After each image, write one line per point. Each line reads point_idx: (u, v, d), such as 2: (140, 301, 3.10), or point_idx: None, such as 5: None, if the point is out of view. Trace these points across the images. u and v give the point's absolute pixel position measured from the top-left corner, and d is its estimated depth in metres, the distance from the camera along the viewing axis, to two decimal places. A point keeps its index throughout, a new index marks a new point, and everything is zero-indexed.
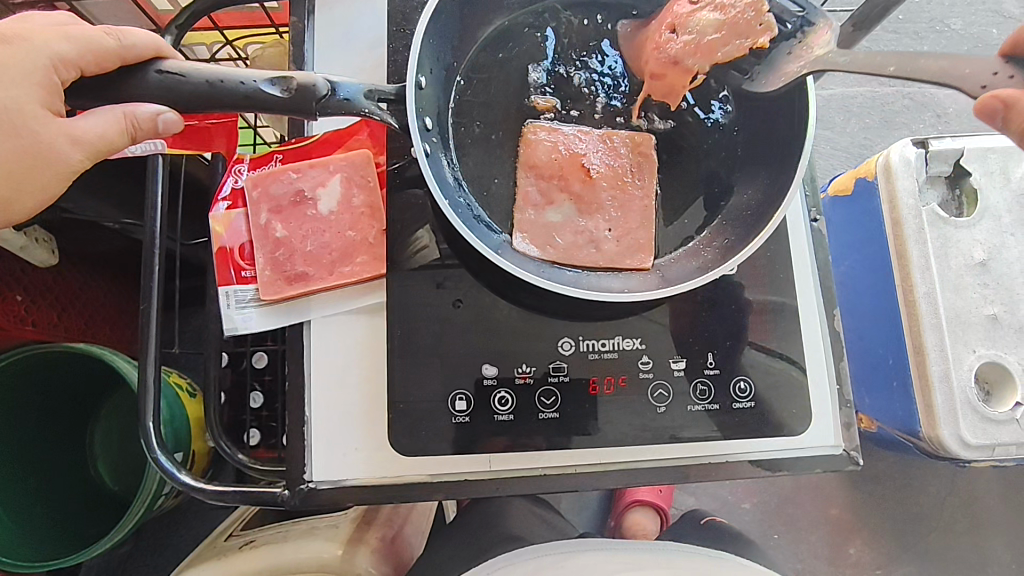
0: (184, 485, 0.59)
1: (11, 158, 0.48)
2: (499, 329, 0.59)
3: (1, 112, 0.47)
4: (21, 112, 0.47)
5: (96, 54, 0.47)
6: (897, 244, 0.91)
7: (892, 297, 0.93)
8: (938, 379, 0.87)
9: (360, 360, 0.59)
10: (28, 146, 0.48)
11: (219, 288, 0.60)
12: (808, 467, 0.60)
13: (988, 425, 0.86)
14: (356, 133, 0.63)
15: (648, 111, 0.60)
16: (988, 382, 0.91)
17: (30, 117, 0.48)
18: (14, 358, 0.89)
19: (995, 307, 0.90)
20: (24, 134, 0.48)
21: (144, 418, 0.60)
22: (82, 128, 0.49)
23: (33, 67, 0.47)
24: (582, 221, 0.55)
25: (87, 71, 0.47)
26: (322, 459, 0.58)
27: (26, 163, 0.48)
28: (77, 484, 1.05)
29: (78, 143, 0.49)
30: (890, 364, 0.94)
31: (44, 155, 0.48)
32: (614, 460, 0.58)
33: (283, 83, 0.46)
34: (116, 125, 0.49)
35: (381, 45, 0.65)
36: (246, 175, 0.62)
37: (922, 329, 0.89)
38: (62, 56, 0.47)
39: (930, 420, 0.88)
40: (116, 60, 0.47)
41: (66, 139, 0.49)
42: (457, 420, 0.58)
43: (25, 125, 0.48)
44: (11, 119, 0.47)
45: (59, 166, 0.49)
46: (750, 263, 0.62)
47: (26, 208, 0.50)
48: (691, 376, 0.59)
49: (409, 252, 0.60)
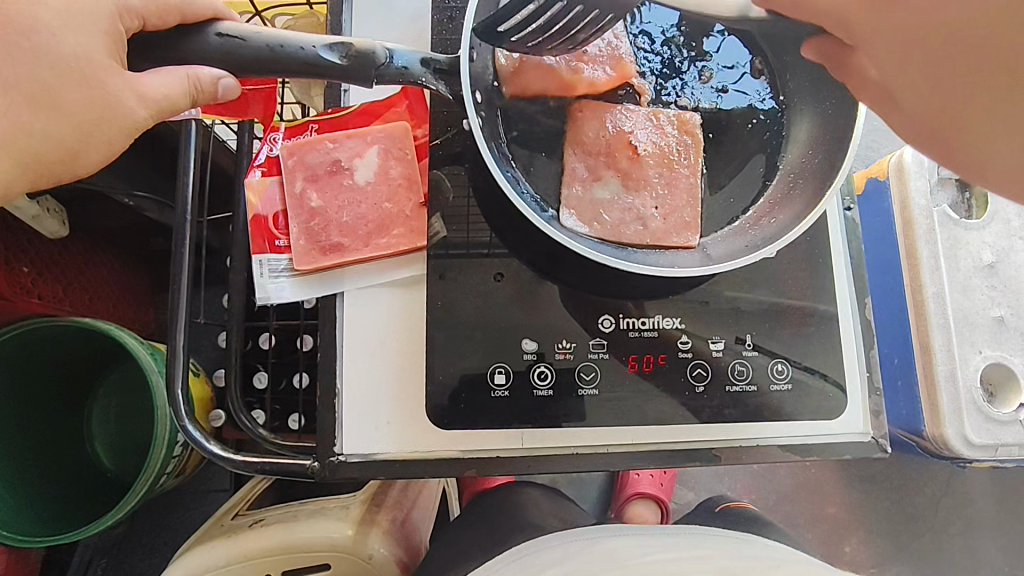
0: (213, 456, 0.58)
1: (79, 108, 0.48)
2: (539, 304, 0.59)
3: (73, 61, 0.47)
4: (88, 61, 0.47)
5: (160, 8, 0.46)
6: (909, 242, 0.91)
7: (901, 295, 0.93)
8: (944, 378, 0.88)
9: (395, 333, 0.59)
10: (94, 99, 0.48)
11: (253, 257, 0.59)
12: (836, 453, 0.60)
13: (992, 425, 0.87)
14: (395, 105, 0.62)
15: (693, 89, 0.60)
16: (992, 383, 0.91)
17: (99, 67, 0.47)
18: (14, 334, 0.87)
19: (1002, 309, 0.90)
20: (91, 85, 0.47)
21: (173, 388, 0.59)
22: (146, 85, 0.48)
23: (100, 12, 0.46)
24: (629, 199, 0.56)
25: (150, 24, 0.46)
26: (355, 431, 0.57)
27: (91, 116, 0.48)
28: (73, 462, 1.03)
29: (143, 99, 0.48)
30: (895, 363, 0.95)
31: (109, 109, 0.48)
32: (648, 440, 0.58)
33: (343, 48, 0.45)
34: (181, 87, 0.48)
35: (420, 19, 0.64)
36: (281, 143, 0.61)
37: (930, 328, 0.89)
38: (128, 5, 0.46)
39: (934, 419, 0.88)
40: (175, 13, 0.46)
41: (130, 94, 0.48)
42: (497, 394, 0.57)
43: (92, 76, 0.47)
44: (81, 68, 0.47)
45: (122, 120, 0.49)
46: (786, 249, 0.62)
47: (92, 161, 0.50)
48: (730, 356, 0.59)
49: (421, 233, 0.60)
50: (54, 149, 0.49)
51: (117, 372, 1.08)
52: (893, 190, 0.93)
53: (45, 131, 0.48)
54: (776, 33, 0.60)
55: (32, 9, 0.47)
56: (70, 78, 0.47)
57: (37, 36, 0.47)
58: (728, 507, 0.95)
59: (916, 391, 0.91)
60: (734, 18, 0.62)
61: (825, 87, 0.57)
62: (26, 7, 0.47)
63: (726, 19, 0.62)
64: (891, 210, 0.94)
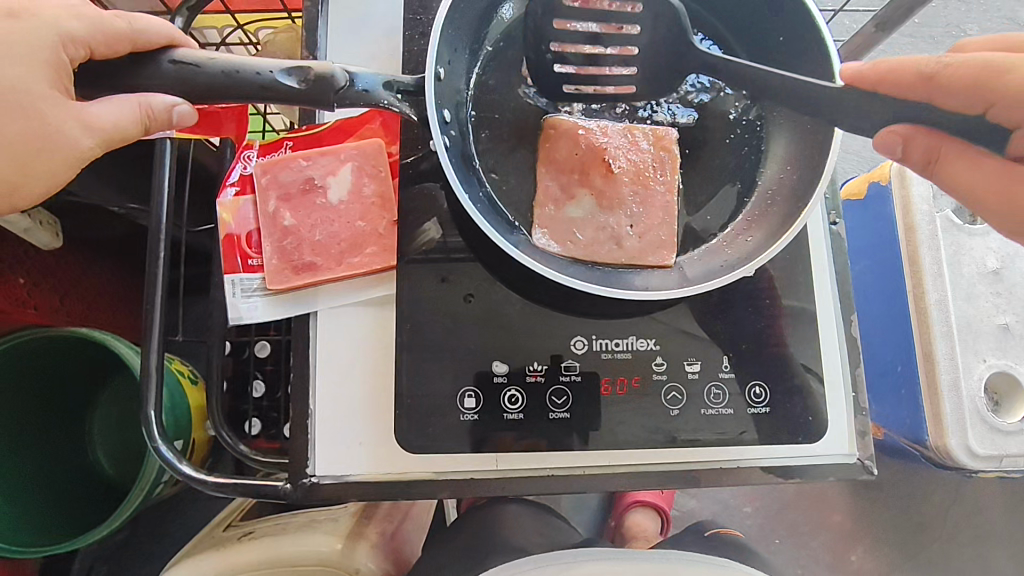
0: (185, 477, 0.58)
1: (18, 140, 0.48)
2: (511, 325, 0.58)
3: (11, 92, 0.47)
4: (29, 92, 0.47)
5: (107, 33, 0.46)
6: (909, 249, 0.89)
7: (903, 304, 0.90)
8: (946, 387, 0.86)
9: (369, 353, 0.58)
10: (36, 130, 0.48)
11: (224, 276, 0.59)
12: (819, 476, 0.59)
13: (996, 435, 0.84)
14: (368, 122, 0.61)
15: (669, 102, 0.59)
16: (996, 392, 0.90)
17: (41, 99, 0.47)
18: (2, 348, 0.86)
19: (1007, 316, 0.88)
20: (33, 117, 0.47)
21: (146, 407, 0.59)
22: (92, 115, 0.48)
23: (43, 41, 0.47)
24: (604, 217, 0.54)
25: (97, 50, 0.47)
26: (327, 453, 0.57)
27: (32, 147, 0.48)
28: (74, 472, 1.02)
29: (89, 130, 0.48)
30: (898, 371, 0.91)
31: (52, 138, 0.48)
32: (624, 463, 0.57)
33: (299, 73, 0.45)
34: (133, 116, 0.49)
35: (394, 34, 0.63)
36: (255, 161, 0.60)
37: (932, 337, 0.87)
38: (71, 33, 0.47)
39: (937, 429, 0.85)
40: (124, 37, 0.46)
41: (75, 123, 0.48)
42: (466, 418, 0.56)
43: (34, 106, 0.47)
44: (20, 98, 0.47)
45: (65, 149, 0.48)
46: (768, 266, 0.61)
47: (32, 191, 0.50)
48: (705, 379, 0.57)
49: (413, 244, 0.59)
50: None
51: (115, 381, 1.08)
52: (895, 196, 0.91)
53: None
54: (757, 48, 0.60)
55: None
56: (9, 112, 0.47)
57: None
58: (717, 534, 0.94)
59: (920, 399, 0.88)
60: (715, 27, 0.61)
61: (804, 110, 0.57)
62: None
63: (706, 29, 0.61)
64: (894, 216, 0.91)
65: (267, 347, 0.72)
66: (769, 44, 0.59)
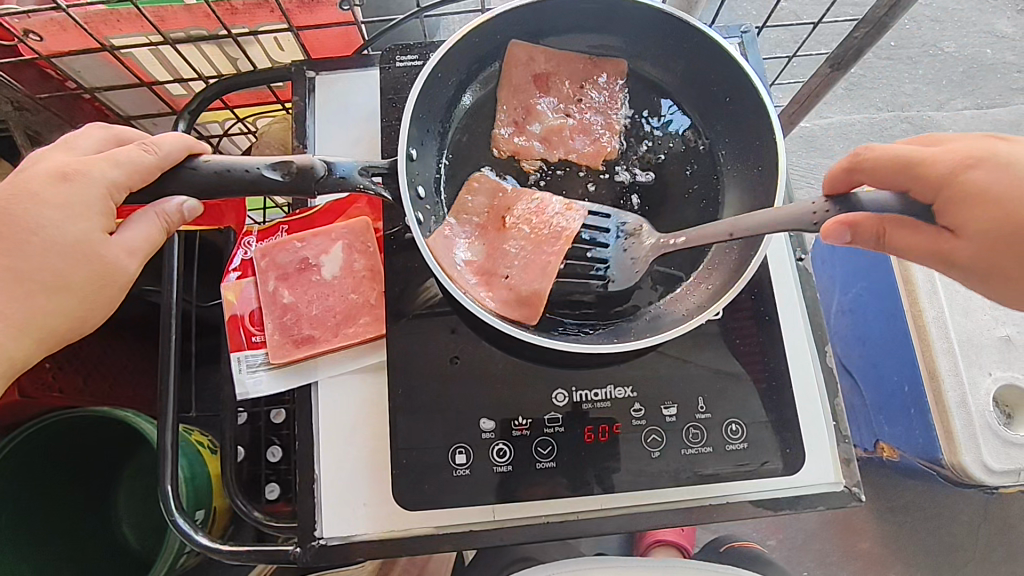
0: (202, 547, 0.61)
1: (81, 280, 0.53)
2: (498, 380, 0.62)
3: (68, 245, 0.52)
4: (88, 238, 0.52)
5: (140, 171, 0.52)
6: (902, 269, 0.88)
7: (902, 325, 0.89)
8: (955, 406, 0.83)
9: (367, 417, 0.62)
10: (95, 268, 0.53)
11: (231, 354, 0.63)
12: (808, 506, 0.61)
13: (1011, 449, 0.82)
14: (355, 202, 0.67)
15: (629, 163, 0.63)
16: (1007, 404, 0.87)
17: (95, 244, 0.53)
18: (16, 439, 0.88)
19: (1007, 328, 0.87)
20: (90, 259, 0.53)
21: (163, 482, 0.63)
22: (130, 241, 0.54)
23: (93, 194, 0.52)
24: (485, 262, 0.59)
25: (136, 188, 0.52)
26: (335, 516, 0.60)
27: (95, 284, 0.53)
28: (99, 547, 1.02)
29: (134, 254, 0.54)
30: (905, 392, 0.89)
31: (108, 271, 0.53)
32: (614, 506, 0.59)
33: (284, 167, 0.51)
34: (156, 227, 0.55)
35: (375, 118, 0.69)
36: (254, 246, 0.65)
37: (934, 355, 0.85)
38: (115, 181, 0.52)
39: (950, 447, 0.83)
40: (157, 172, 0.52)
41: (121, 252, 0.54)
42: (458, 473, 0.59)
43: (87, 250, 0.52)
44: (77, 246, 0.52)
45: (123, 278, 0.54)
46: (737, 306, 0.64)
47: (98, 320, 0.55)
48: (683, 420, 0.60)
49: (413, 303, 0.63)
50: (63, 321, 0.53)
51: (137, 454, 1.07)
52: None
53: (56, 308, 0.53)
54: (707, 105, 0.65)
55: (34, 207, 0.51)
56: (69, 260, 0.52)
57: (42, 233, 0.51)
58: (734, 547, 1.05)
59: (930, 421, 0.86)
60: (666, 89, 0.66)
61: (753, 155, 0.62)
62: (30, 206, 0.51)
63: (660, 90, 0.66)
64: None
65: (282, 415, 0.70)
66: (717, 102, 0.64)
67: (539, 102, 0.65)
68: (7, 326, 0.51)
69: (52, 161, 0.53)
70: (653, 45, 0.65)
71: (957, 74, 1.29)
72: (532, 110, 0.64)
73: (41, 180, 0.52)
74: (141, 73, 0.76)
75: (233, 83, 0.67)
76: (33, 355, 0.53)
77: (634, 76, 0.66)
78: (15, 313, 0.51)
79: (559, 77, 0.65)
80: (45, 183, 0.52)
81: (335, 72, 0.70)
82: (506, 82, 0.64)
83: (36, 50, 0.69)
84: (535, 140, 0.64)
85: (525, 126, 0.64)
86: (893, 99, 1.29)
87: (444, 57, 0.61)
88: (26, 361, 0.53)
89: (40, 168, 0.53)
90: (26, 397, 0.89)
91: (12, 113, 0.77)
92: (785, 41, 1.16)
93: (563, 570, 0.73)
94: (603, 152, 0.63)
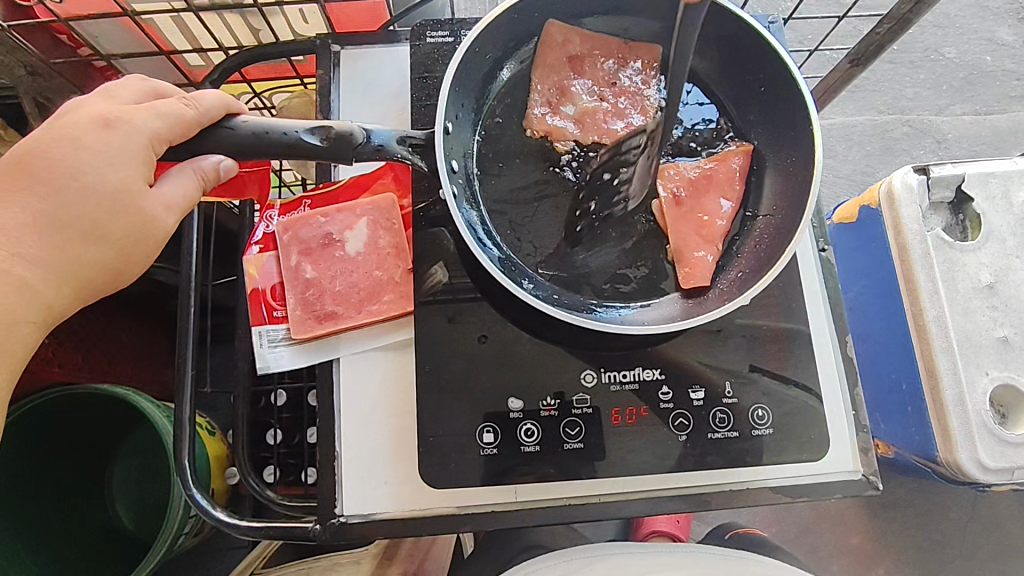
0: (218, 522, 0.60)
1: (118, 233, 0.51)
2: (525, 360, 0.61)
3: (107, 194, 0.51)
4: (126, 188, 0.51)
5: (183, 126, 0.51)
6: (903, 267, 0.88)
7: (902, 323, 0.89)
8: (952, 401, 0.84)
9: (390, 395, 0.62)
10: (130, 220, 0.52)
11: (252, 328, 0.62)
12: (828, 493, 0.61)
13: (1005, 448, 0.83)
14: (381, 178, 0.66)
15: (662, 147, 0.64)
16: (1002, 404, 0.87)
17: (135, 194, 0.51)
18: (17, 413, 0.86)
19: (1005, 329, 0.86)
20: (127, 210, 0.51)
21: (181, 458, 0.62)
22: (167, 196, 0.53)
23: (135, 144, 0.51)
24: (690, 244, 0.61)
25: (176, 142, 0.51)
26: (357, 494, 0.60)
27: (132, 237, 0.52)
28: (93, 527, 1.00)
29: (172, 209, 0.53)
30: (903, 389, 0.91)
31: (143, 225, 0.52)
32: (637, 489, 0.60)
33: (322, 132, 0.50)
34: (194, 184, 0.54)
35: (403, 94, 0.69)
36: (276, 220, 0.64)
37: (934, 354, 0.86)
38: (156, 133, 0.51)
39: (946, 443, 0.84)
40: (197, 128, 0.51)
41: (158, 206, 0.52)
42: (484, 452, 0.59)
43: (123, 201, 0.51)
44: (114, 196, 0.51)
45: (160, 233, 0.53)
46: (762, 294, 0.64)
47: (132, 275, 0.54)
48: (710, 404, 0.60)
49: (427, 286, 0.62)
50: (100, 271, 0.52)
51: (134, 434, 1.05)
52: (884, 217, 0.90)
53: (91, 257, 0.51)
54: (739, 94, 0.65)
55: (75, 153, 0.50)
56: (107, 209, 0.51)
57: (84, 178, 0.50)
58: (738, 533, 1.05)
59: (929, 420, 0.87)
60: (696, 74, 0.66)
61: (788, 146, 0.62)
62: (68, 154, 0.50)
63: (691, 76, 0.66)
64: (885, 236, 0.91)
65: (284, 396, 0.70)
66: (750, 92, 0.64)
67: (573, 84, 0.65)
68: (43, 272, 0.50)
69: (92, 109, 0.52)
70: None
71: (958, 79, 1.31)
72: (566, 91, 0.64)
73: (83, 126, 0.51)
74: (161, 40, 0.74)
75: (258, 54, 0.66)
76: (67, 306, 0.52)
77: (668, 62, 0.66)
78: (50, 259, 0.50)
79: (594, 59, 0.65)
80: (86, 129, 0.51)
81: (362, 47, 0.69)
82: (540, 63, 0.64)
83: (56, 12, 0.67)
84: (567, 121, 0.63)
85: (559, 107, 0.64)
86: (894, 102, 1.30)
87: (482, 32, 0.60)
88: (58, 314, 0.52)
89: (79, 115, 0.52)
90: (28, 372, 0.86)
91: (24, 78, 0.74)
92: (794, 40, 1.17)
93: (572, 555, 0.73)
94: (636, 135, 0.63)
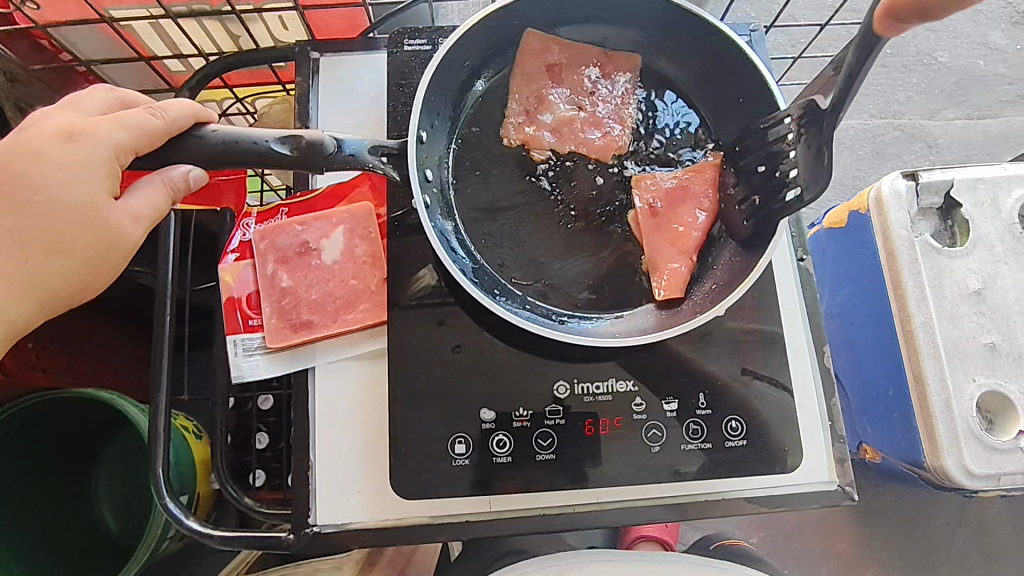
0: (192, 532, 0.60)
1: (85, 245, 0.51)
2: (499, 371, 0.61)
3: (72, 207, 0.51)
4: (93, 200, 0.51)
5: (147, 136, 0.51)
6: (891, 272, 0.88)
7: (891, 328, 0.89)
8: (939, 407, 0.84)
9: (365, 404, 0.62)
10: (97, 232, 0.51)
11: (226, 337, 0.62)
12: (803, 504, 0.61)
13: (992, 453, 0.83)
14: (358, 186, 0.66)
15: (640, 157, 0.63)
16: (988, 410, 0.87)
17: (101, 207, 0.51)
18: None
19: (993, 335, 0.85)
20: (93, 223, 0.51)
21: (155, 466, 0.62)
22: (135, 207, 0.53)
23: (100, 156, 0.51)
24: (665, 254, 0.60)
25: (143, 152, 0.51)
26: (329, 505, 0.59)
27: (100, 249, 0.52)
28: (77, 531, 1.00)
29: (140, 220, 0.53)
30: (890, 395, 0.91)
31: (111, 237, 0.52)
32: (609, 500, 0.59)
33: (292, 141, 0.50)
34: (162, 194, 0.54)
35: (381, 101, 0.68)
36: (253, 228, 0.64)
37: (920, 360, 0.85)
38: (122, 144, 0.51)
39: (933, 450, 0.84)
40: (163, 137, 0.51)
41: (125, 218, 0.52)
42: (457, 463, 0.59)
43: (90, 214, 0.51)
44: (80, 208, 0.51)
45: (128, 244, 0.53)
46: (739, 304, 0.64)
47: (100, 287, 0.54)
48: (684, 415, 0.60)
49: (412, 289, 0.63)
50: (67, 284, 0.52)
51: (117, 437, 1.05)
52: (873, 223, 0.90)
53: (58, 271, 0.51)
54: (717, 103, 0.65)
55: (39, 166, 0.50)
56: (72, 222, 0.51)
57: (47, 191, 0.50)
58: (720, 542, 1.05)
59: (915, 424, 0.87)
60: (675, 83, 0.66)
61: None
62: (33, 166, 0.50)
63: (670, 85, 0.66)
64: (873, 242, 0.90)
65: (270, 400, 0.70)
66: (729, 101, 0.64)
67: (552, 92, 0.65)
68: (6, 290, 0.50)
69: (56, 121, 0.52)
70: (665, 40, 0.65)
71: (949, 84, 1.31)
72: (544, 100, 0.64)
73: (48, 138, 0.51)
74: (141, 47, 0.74)
75: (236, 61, 0.66)
76: (33, 319, 0.52)
77: (647, 71, 0.66)
78: (16, 275, 0.50)
79: (573, 67, 0.65)
80: (51, 141, 0.51)
81: (341, 54, 0.69)
82: (519, 72, 0.64)
83: (33, 19, 0.67)
84: (545, 130, 0.63)
85: (536, 116, 0.64)
86: (886, 106, 1.30)
87: (457, 42, 0.60)
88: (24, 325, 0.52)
89: (43, 127, 0.51)
90: (9, 376, 0.86)
91: (3, 86, 0.73)
92: (784, 45, 1.17)
93: (550, 564, 0.73)
94: (613, 145, 0.63)
